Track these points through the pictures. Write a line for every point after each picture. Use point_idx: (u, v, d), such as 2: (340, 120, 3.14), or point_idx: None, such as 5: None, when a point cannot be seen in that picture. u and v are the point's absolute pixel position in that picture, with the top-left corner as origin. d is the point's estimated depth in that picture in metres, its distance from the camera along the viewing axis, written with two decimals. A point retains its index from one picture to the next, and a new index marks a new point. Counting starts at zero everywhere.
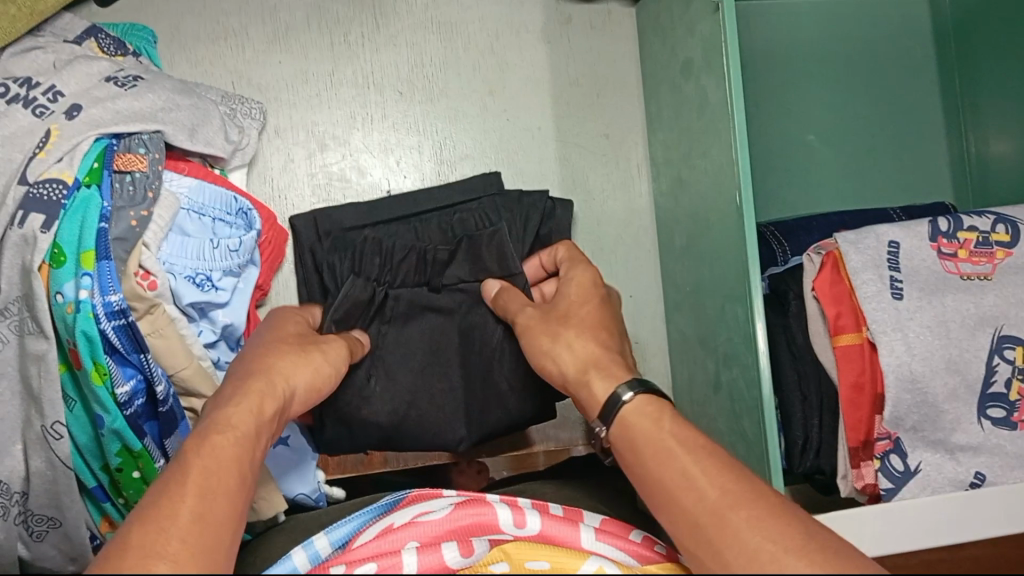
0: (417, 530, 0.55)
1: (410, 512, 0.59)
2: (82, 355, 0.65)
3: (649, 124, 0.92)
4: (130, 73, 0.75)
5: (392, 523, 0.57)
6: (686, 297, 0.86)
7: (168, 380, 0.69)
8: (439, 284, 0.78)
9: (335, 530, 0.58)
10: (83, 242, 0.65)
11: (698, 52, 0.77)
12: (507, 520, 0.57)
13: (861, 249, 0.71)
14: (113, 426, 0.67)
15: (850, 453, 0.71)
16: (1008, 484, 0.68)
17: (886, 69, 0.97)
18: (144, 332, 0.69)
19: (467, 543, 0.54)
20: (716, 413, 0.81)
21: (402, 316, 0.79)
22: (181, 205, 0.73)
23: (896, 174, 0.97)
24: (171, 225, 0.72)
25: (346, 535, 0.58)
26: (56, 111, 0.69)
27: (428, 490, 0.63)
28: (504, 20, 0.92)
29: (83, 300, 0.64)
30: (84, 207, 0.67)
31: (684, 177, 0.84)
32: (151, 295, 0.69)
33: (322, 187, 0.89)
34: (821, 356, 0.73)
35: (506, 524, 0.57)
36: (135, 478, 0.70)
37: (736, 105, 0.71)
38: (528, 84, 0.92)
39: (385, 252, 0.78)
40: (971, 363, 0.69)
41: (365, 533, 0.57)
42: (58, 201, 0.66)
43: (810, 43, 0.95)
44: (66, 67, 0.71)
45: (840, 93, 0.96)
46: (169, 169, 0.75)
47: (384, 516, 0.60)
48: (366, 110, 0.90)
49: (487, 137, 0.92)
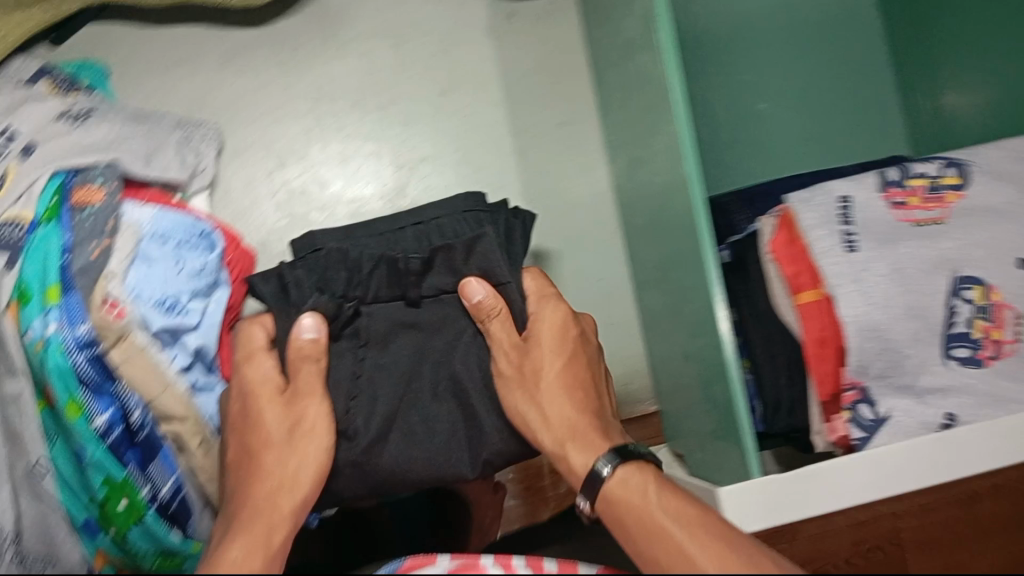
0: None
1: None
2: (57, 388, 0.66)
3: (602, 108, 0.93)
4: (83, 108, 0.77)
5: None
6: (652, 272, 0.87)
7: (144, 406, 0.70)
8: (416, 297, 0.69)
9: None
10: (47, 278, 0.67)
11: (635, 31, 0.78)
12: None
13: (813, 206, 0.72)
14: (95, 455, 0.68)
15: (821, 407, 0.71)
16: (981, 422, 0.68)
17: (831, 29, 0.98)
18: (115, 361, 0.69)
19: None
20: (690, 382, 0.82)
21: (381, 339, 0.69)
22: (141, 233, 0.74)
23: (851, 132, 0.98)
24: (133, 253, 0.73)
25: None
26: (12, 152, 0.71)
27: (421, 557, 0.56)
28: (450, 21, 0.94)
29: (53, 333, 0.65)
30: (44, 245, 0.68)
31: (638, 156, 0.85)
32: (119, 324, 0.69)
33: (286, 203, 0.90)
34: (785, 316, 0.73)
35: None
36: (123, 505, 0.70)
37: (673, 77, 0.71)
38: (480, 82, 0.94)
39: (351, 265, 0.68)
40: (932, 306, 0.70)
41: None
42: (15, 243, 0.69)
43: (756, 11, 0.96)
44: (19, 109, 0.73)
45: (790, 60, 0.97)
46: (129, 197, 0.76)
47: None
48: (321, 122, 0.91)
49: (444, 137, 0.93)
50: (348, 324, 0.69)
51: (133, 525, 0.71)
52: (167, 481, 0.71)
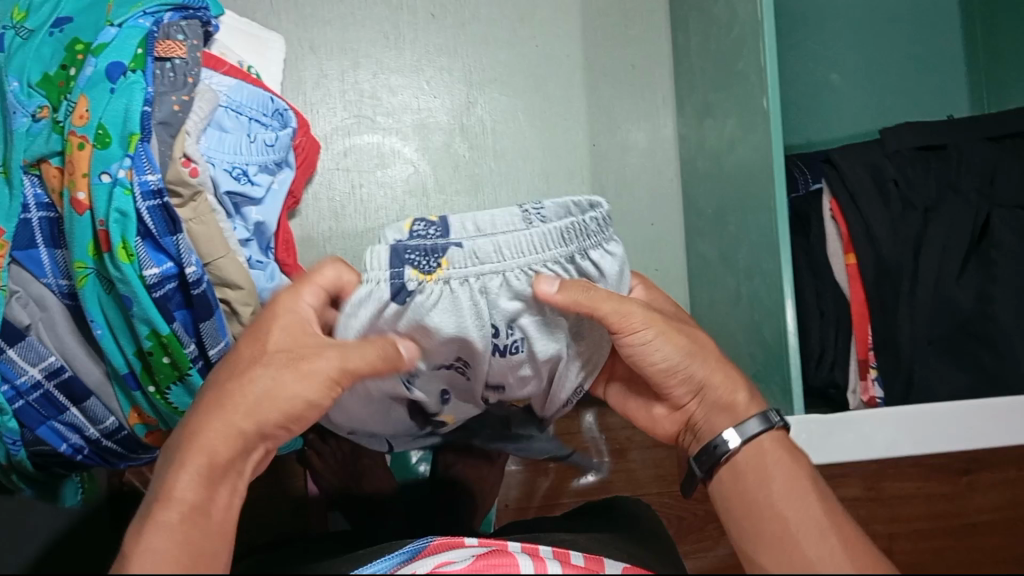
0: (204, 102, 0.80)
1: (431, 562, 0.69)
2: (94, 109, 0.74)
3: (849, 65, 1.03)
4: (367, 104, 0.97)
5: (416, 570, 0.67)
6: (707, 218, 0.93)
7: (417, 150, 0.98)
8: (920, 206, 0.82)
9: (205, 145, 0.81)
10: (140, 47, 0.76)
11: (911, 117, 1.04)
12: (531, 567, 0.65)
13: (876, 260, 0.81)
14: (107, 209, 0.74)
15: (858, 365, 0.83)
16: (909, 435, 0.75)
17: (1002, 19, 1.01)
18: (186, 216, 0.79)
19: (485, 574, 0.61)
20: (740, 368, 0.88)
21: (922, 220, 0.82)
22: (219, 101, 0.83)
23: (943, 93, 1.04)
24: (209, 119, 0.82)
25: (210, 155, 0.82)
26: (202, 112, 0.80)
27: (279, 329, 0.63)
28: (640, 81, 1.01)
29: (137, 74, 0.75)
30: None
31: (841, 82, 1.03)
32: (194, 182, 0.78)
33: (459, 188, 0.99)
34: (839, 334, 0.85)
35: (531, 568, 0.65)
36: (162, 362, 0.80)
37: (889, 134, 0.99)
38: (646, 130, 1.01)
39: (904, 179, 0.83)
40: (932, 373, 0.79)
41: (202, 118, 0.80)
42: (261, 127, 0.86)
43: (858, 13, 1.03)
44: (327, 132, 0.97)
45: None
46: (206, 144, 0.82)
47: (213, 190, 0.81)
48: (530, 113, 0.99)
49: (627, 60, 1.00)
50: (892, 198, 0.83)
51: (174, 380, 0.82)
52: (157, 270, 0.76)
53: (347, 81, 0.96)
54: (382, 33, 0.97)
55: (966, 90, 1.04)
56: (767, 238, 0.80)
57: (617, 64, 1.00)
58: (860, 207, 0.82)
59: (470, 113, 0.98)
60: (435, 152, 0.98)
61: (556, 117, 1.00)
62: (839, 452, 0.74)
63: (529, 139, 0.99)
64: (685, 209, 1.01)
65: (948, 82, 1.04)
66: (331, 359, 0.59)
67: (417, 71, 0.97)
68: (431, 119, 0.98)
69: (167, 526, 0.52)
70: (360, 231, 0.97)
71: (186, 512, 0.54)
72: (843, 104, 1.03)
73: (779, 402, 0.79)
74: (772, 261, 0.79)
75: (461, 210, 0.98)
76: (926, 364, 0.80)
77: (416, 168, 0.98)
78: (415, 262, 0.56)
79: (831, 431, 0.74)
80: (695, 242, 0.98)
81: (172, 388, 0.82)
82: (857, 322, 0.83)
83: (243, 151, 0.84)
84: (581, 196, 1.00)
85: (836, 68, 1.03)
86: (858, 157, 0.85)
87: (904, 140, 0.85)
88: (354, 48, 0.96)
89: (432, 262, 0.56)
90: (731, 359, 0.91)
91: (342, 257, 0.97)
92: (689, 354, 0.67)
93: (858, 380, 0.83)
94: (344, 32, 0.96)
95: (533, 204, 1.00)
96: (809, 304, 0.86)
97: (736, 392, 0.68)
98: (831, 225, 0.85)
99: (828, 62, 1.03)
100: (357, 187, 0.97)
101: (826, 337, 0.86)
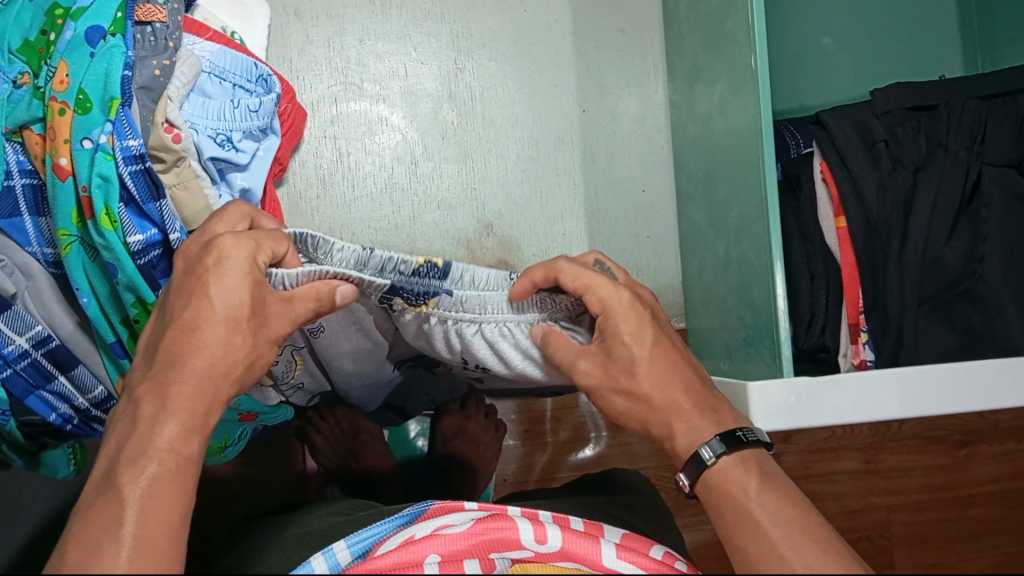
0: (186, 67, 0.79)
1: (431, 524, 0.69)
2: (74, 73, 0.73)
3: (841, 27, 1.02)
4: (354, 70, 0.96)
5: (415, 534, 0.67)
6: (697, 183, 0.93)
7: (405, 117, 0.97)
8: (911, 166, 0.82)
9: (187, 110, 0.80)
10: (120, 11, 0.76)
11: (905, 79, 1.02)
12: (530, 536, 0.67)
13: (864, 222, 0.81)
14: (90, 175, 0.73)
15: (850, 328, 0.83)
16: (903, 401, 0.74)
17: None
18: (169, 181, 0.79)
19: (489, 558, 0.61)
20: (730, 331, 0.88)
21: (912, 180, 0.81)
22: (202, 67, 0.82)
23: (937, 53, 1.03)
24: (192, 85, 0.81)
25: (192, 121, 0.81)
26: (181, 76, 0.79)
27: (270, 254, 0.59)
28: (630, 46, 1.00)
29: (116, 37, 0.74)
30: None
31: (833, 44, 1.02)
32: (177, 147, 0.77)
33: (448, 155, 0.98)
34: (829, 296, 0.85)
35: (529, 540, 0.66)
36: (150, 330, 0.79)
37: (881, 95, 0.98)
38: (636, 96, 1.00)
39: (894, 139, 0.83)
40: (922, 336, 0.79)
41: (184, 84, 0.79)
42: (244, 91, 0.85)
43: None
44: (314, 100, 0.96)
45: None
46: (188, 109, 0.81)
47: (197, 156, 0.80)
48: (519, 78, 0.98)
49: (616, 24, 0.99)
50: (883, 158, 0.82)
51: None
52: (142, 237, 0.76)
53: (333, 47, 0.95)
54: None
55: (961, 51, 1.03)
56: (755, 202, 0.79)
57: (607, 29, 0.99)
58: (851, 168, 0.82)
59: (458, 79, 0.97)
60: (423, 119, 0.97)
61: (544, 83, 0.99)
62: (827, 414, 0.73)
63: (518, 106, 0.99)
64: (676, 174, 1.00)
65: (942, 43, 1.02)
66: (281, 311, 0.58)
67: (404, 38, 0.96)
68: (418, 85, 0.97)
69: (157, 486, 0.50)
70: (348, 199, 0.96)
71: (172, 465, 0.52)
72: (835, 66, 1.02)
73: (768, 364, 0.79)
74: (760, 223, 0.78)
75: (449, 178, 0.98)
76: (915, 327, 0.79)
77: (404, 135, 0.97)
78: (406, 295, 0.59)
79: (817, 392, 0.73)
80: (686, 208, 0.98)
81: None
82: (849, 284, 0.82)
83: (226, 118, 0.83)
84: (571, 163, 1.00)
85: (829, 32, 1.02)
86: (848, 118, 0.85)
87: (896, 100, 0.84)
88: (340, 14, 0.95)
89: (421, 299, 0.60)
90: (720, 326, 0.91)
91: (332, 226, 0.96)
92: (631, 400, 0.62)
93: (849, 344, 0.83)
94: None
95: (522, 171, 0.99)
96: (798, 267, 0.85)
97: (675, 423, 0.61)
98: (823, 188, 0.85)
99: (820, 24, 1.02)
100: (344, 155, 0.96)
101: (817, 300, 0.85)
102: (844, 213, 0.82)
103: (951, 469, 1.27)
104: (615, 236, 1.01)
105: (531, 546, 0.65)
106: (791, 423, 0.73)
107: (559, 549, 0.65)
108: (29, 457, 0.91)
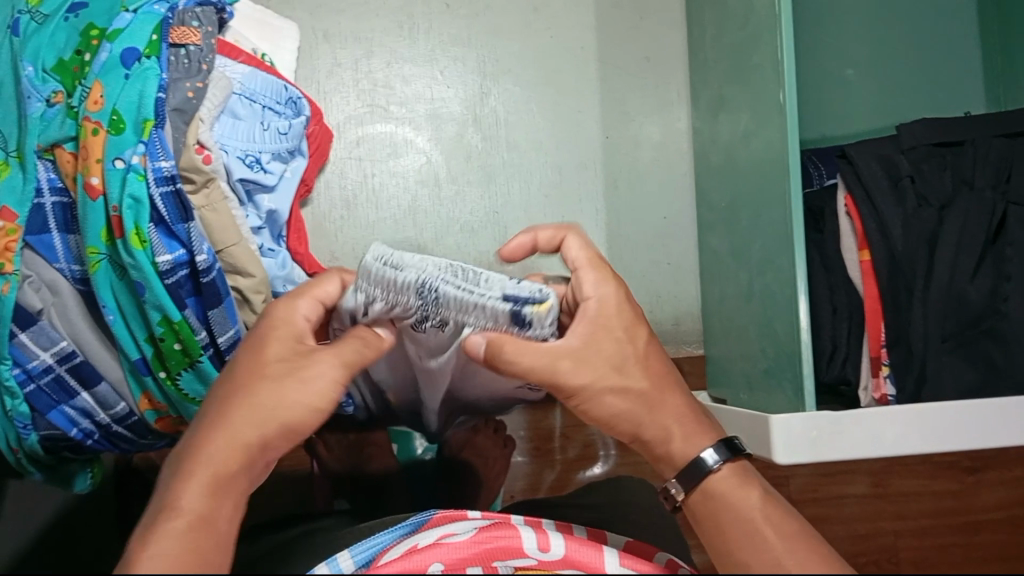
0: (217, 90, 0.80)
1: (434, 534, 0.69)
2: (108, 94, 0.73)
3: (864, 59, 1.02)
4: (380, 93, 0.97)
5: (417, 544, 0.67)
6: (720, 212, 0.93)
7: (430, 140, 0.98)
8: (937, 203, 0.82)
9: (217, 132, 0.82)
10: (155, 34, 0.76)
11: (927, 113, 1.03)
12: (533, 544, 0.66)
13: (889, 258, 0.81)
14: (120, 195, 0.73)
15: (872, 362, 0.83)
16: (926, 436, 0.73)
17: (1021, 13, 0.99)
18: (198, 204, 0.78)
19: (491, 567, 0.62)
20: (752, 360, 0.88)
21: (937, 217, 0.81)
22: (233, 89, 0.83)
23: (960, 88, 1.03)
24: (223, 107, 0.82)
25: (222, 143, 0.82)
26: (212, 99, 0.80)
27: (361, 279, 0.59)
28: (653, 74, 1.00)
29: (151, 60, 0.75)
30: None
31: (855, 75, 1.02)
32: (208, 169, 0.78)
33: (470, 177, 0.98)
34: (850, 329, 0.85)
35: (532, 548, 0.66)
36: (173, 348, 0.79)
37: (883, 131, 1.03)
38: (659, 124, 1.01)
39: (919, 177, 0.83)
40: (945, 371, 0.79)
41: (214, 107, 0.80)
42: (273, 112, 0.86)
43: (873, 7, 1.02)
44: (340, 122, 0.96)
45: None
46: (219, 130, 0.82)
47: (227, 178, 0.81)
48: (543, 103, 0.99)
49: (639, 52, 1.00)
50: (907, 195, 0.83)
51: (185, 367, 0.81)
52: (169, 257, 0.76)
53: (360, 70, 0.96)
54: (397, 23, 0.96)
55: (983, 86, 1.03)
56: (779, 233, 0.79)
57: (631, 56, 1.00)
58: (877, 205, 0.82)
59: (483, 104, 0.98)
60: (447, 142, 0.98)
61: (567, 109, 0.99)
62: (850, 448, 0.73)
63: (541, 130, 0.99)
64: (698, 201, 1.01)
65: (966, 77, 1.03)
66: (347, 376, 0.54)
67: (430, 62, 0.97)
68: (444, 108, 0.97)
69: (182, 541, 0.47)
70: (371, 220, 0.97)
71: (194, 523, 0.48)
72: (857, 98, 1.02)
73: (791, 396, 0.79)
74: (784, 254, 0.78)
75: (472, 201, 0.98)
76: (939, 363, 0.79)
77: (428, 158, 0.98)
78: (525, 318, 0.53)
79: (841, 427, 0.73)
80: (707, 236, 0.98)
81: (183, 374, 0.82)
82: (871, 318, 0.82)
83: (255, 139, 0.84)
84: (593, 188, 1.00)
85: (851, 64, 1.02)
86: (872, 154, 0.85)
87: (921, 136, 0.85)
88: (368, 37, 0.96)
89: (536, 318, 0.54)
90: (741, 355, 0.91)
91: (355, 248, 0.97)
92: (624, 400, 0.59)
93: (870, 377, 0.83)
94: (357, 20, 0.96)
95: (544, 196, 0.99)
96: (821, 300, 0.85)
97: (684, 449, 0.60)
98: (847, 221, 0.86)
99: (842, 57, 1.02)
100: (369, 177, 0.97)
101: (839, 334, 0.85)
102: (868, 248, 0.83)
103: (963, 494, 1.27)
104: (635, 261, 1.01)
105: (534, 555, 0.64)
106: (810, 457, 0.73)
107: (562, 558, 0.64)
108: (47, 471, 0.91)
